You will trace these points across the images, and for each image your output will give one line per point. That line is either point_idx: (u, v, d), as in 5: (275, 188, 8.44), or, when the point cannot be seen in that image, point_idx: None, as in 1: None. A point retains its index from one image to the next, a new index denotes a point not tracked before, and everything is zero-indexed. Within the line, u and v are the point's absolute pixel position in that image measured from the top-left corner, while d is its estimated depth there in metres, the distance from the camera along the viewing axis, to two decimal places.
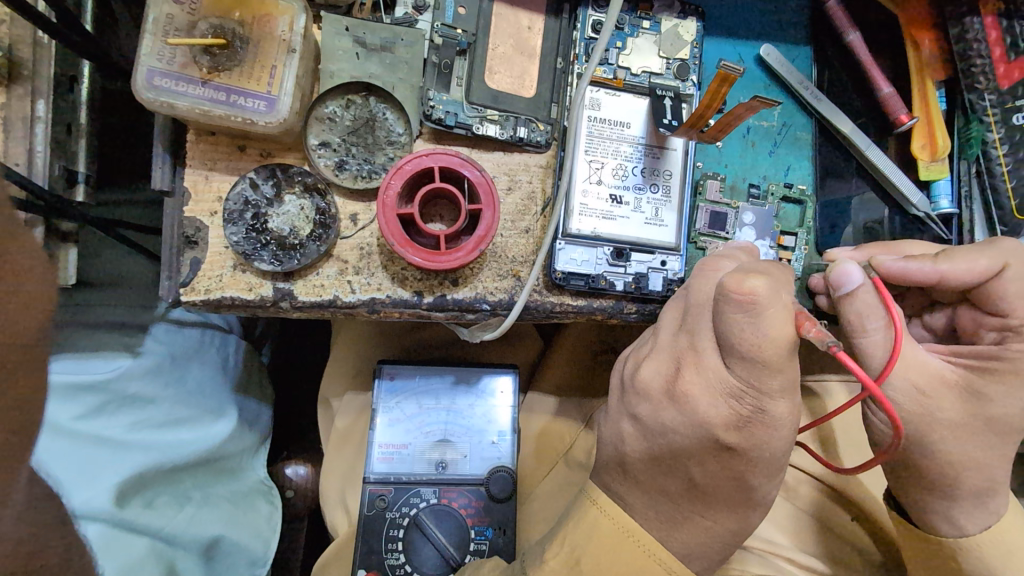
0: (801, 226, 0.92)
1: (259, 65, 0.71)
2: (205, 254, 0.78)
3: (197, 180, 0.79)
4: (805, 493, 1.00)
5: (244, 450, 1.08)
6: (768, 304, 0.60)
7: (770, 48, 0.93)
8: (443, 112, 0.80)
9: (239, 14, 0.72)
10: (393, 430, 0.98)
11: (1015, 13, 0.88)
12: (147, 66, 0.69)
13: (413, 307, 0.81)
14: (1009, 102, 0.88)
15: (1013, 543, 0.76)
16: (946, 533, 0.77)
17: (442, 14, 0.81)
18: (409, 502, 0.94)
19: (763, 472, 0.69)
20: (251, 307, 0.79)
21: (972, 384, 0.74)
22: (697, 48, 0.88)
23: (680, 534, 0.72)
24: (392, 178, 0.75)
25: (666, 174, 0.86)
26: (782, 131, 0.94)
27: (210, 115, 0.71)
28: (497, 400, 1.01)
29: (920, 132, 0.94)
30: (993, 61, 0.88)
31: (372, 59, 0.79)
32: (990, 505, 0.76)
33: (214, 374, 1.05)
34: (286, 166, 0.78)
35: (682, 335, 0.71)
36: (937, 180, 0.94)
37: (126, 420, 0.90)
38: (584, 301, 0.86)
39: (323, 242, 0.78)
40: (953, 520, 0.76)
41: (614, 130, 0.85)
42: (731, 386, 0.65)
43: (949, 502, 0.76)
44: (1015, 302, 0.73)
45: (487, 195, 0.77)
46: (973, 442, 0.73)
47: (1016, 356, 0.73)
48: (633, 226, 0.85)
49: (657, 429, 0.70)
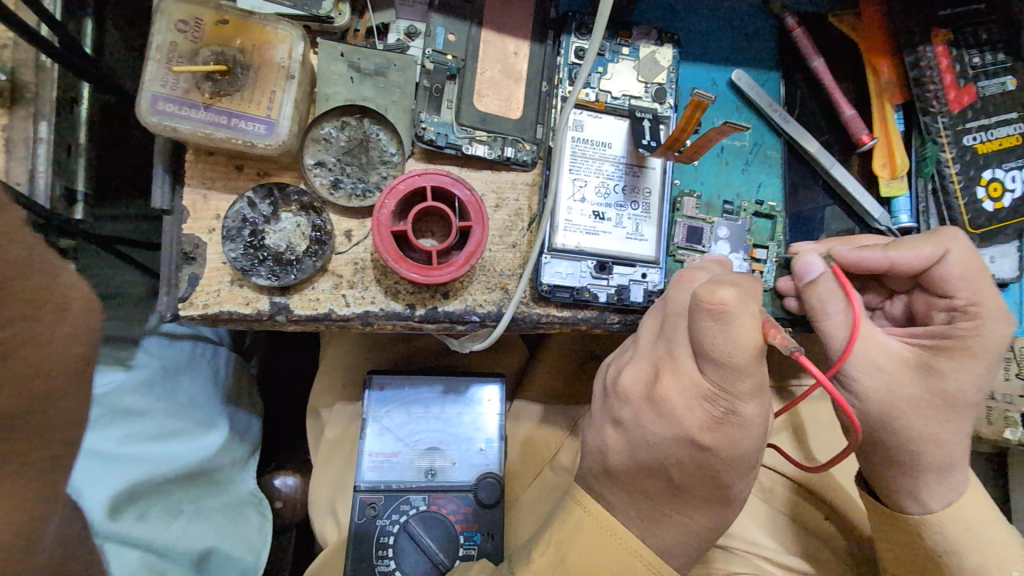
0: (772, 240, 0.98)
1: (258, 90, 0.75)
2: (203, 269, 0.81)
3: (195, 199, 0.81)
4: (780, 493, 1.05)
5: (235, 460, 1.08)
6: (736, 312, 0.64)
7: (741, 73, 0.99)
8: (434, 133, 0.84)
9: (239, 42, 0.75)
10: (383, 439, 1.00)
11: (962, 43, 0.96)
12: (150, 91, 0.73)
13: (405, 319, 0.85)
14: (959, 124, 0.96)
15: (973, 523, 0.82)
16: (913, 512, 0.83)
17: (432, 41, 0.85)
18: (399, 509, 0.97)
19: (735, 470, 0.73)
20: (248, 320, 0.82)
21: (927, 361, 0.81)
22: (673, 73, 0.93)
23: (659, 531, 0.76)
24: (386, 198, 0.78)
25: (645, 192, 0.91)
26: (753, 150, 1.00)
27: (211, 137, 0.74)
28: (485, 408, 1.04)
29: (881, 152, 1.00)
30: (944, 87, 0.96)
31: (366, 82, 0.83)
32: (952, 483, 0.82)
33: (205, 386, 1.05)
34: (283, 185, 0.81)
35: (660, 343, 0.76)
36: (897, 197, 1.00)
37: (119, 433, 0.92)
38: (570, 312, 0.90)
39: (319, 258, 0.81)
40: (921, 499, 0.83)
41: (596, 150, 0.90)
42: (705, 390, 0.70)
43: (915, 481, 0.82)
44: (958, 284, 0.80)
45: (476, 213, 0.81)
46: (930, 427, 0.80)
47: (966, 333, 0.80)
48: (614, 241, 0.90)
49: (638, 435, 0.75)
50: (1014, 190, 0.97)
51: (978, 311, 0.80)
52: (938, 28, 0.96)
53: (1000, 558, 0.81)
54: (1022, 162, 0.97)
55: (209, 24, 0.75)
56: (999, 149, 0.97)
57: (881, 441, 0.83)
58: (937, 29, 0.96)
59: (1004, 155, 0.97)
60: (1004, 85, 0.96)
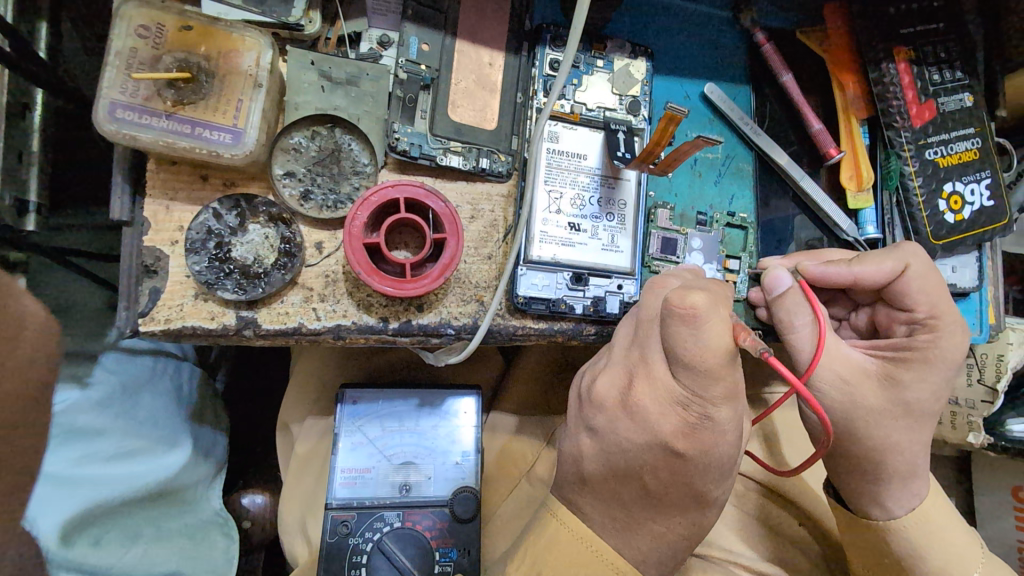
0: (744, 250, 0.99)
1: (225, 98, 0.72)
2: (164, 283, 0.77)
3: (157, 210, 0.78)
4: (753, 499, 1.07)
5: (200, 479, 1.03)
6: (707, 316, 0.64)
7: (713, 86, 1.00)
8: (407, 144, 0.83)
9: (204, 49, 0.73)
10: (355, 454, 0.98)
11: (923, 61, 0.99)
12: (109, 99, 0.69)
13: (379, 333, 0.83)
14: (921, 139, 0.99)
15: (935, 526, 0.83)
16: (877, 516, 0.85)
17: (406, 50, 0.83)
18: (372, 527, 0.94)
19: (709, 479, 0.73)
20: (213, 336, 0.79)
21: (889, 372, 0.83)
22: (647, 86, 0.94)
23: (636, 542, 0.76)
24: (358, 209, 0.77)
25: (621, 203, 0.92)
26: (725, 163, 1.01)
27: (174, 147, 0.71)
28: (461, 421, 1.02)
29: (847, 164, 1.03)
30: (906, 103, 0.99)
31: (337, 91, 0.81)
32: (913, 487, 0.84)
33: (167, 402, 1.01)
34: (250, 196, 0.79)
35: (632, 350, 0.75)
36: (863, 209, 1.03)
37: (72, 455, 0.88)
38: (545, 324, 0.90)
39: (288, 271, 0.79)
40: (884, 504, 0.84)
41: (572, 161, 0.90)
42: (678, 395, 0.69)
43: (878, 487, 0.83)
44: (917, 297, 0.82)
45: (451, 224, 0.80)
46: (896, 433, 0.82)
47: (925, 345, 0.81)
48: (591, 252, 0.90)
49: (614, 445, 0.74)
50: (973, 203, 1.01)
51: (936, 324, 0.82)
52: (900, 46, 0.99)
53: (959, 561, 0.83)
54: (979, 175, 1.01)
55: (173, 29, 0.72)
56: (959, 163, 1.00)
57: (847, 451, 0.84)
58: (899, 46, 0.99)
59: (963, 169, 1.00)
60: (961, 102, 1.00)
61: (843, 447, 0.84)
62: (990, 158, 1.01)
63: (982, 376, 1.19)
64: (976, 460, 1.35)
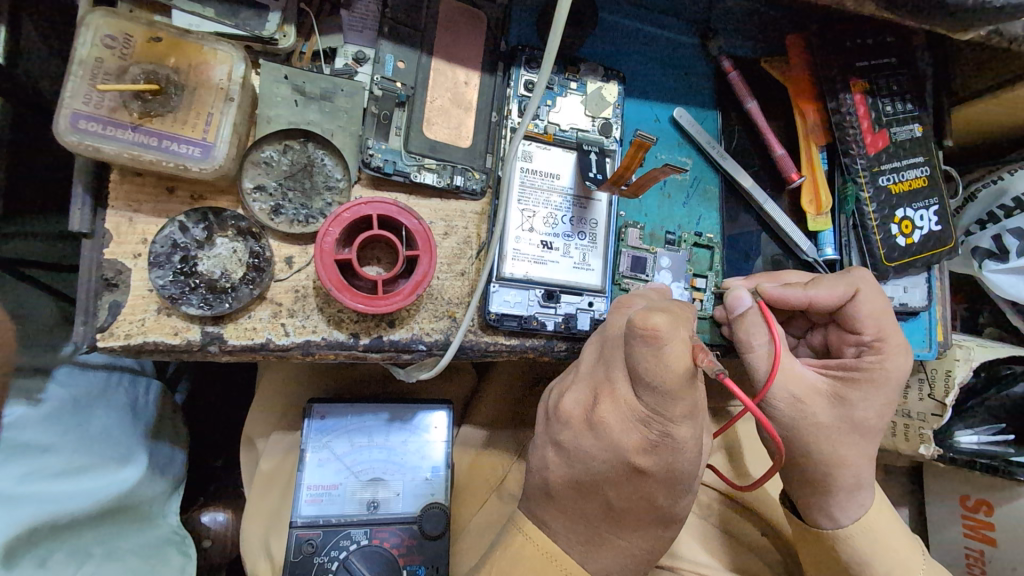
0: (710, 270, 1.02)
1: (194, 112, 0.72)
2: (126, 297, 0.75)
3: (119, 221, 0.76)
4: (717, 509, 1.10)
5: (156, 495, 1.00)
6: (668, 338, 0.65)
7: (682, 111, 1.03)
8: (381, 160, 0.83)
9: (173, 61, 0.72)
10: (322, 470, 0.96)
11: (877, 93, 1.04)
12: (71, 109, 0.68)
13: (349, 349, 0.82)
14: (875, 166, 1.04)
15: (879, 532, 0.87)
16: (825, 526, 0.88)
17: (381, 67, 0.83)
18: (338, 545, 0.92)
19: (672, 492, 0.74)
20: (176, 352, 0.77)
21: (839, 392, 0.86)
22: (619, 109, 0.97)
23: (600, 555, 0.77)
24: (330, 225, 0.76)
25: (592, 223, 0.93)
26: (694, 184, 1.04)
27: (140, 159, 0.70)
28: (431, 436, 1.02)
29: (807, 188, 1.08)
30: (862, 132, 1.04)
31: (311, 107, 0.81)
32: (859, 499, 0.87)
33: (121, 417, 0.97)
34: (219, 210, 0.77)
35: (598, 368, 0.76)
36: (823, 231, 1.08)
37: (19, 470, 0.83)
38: (517, 340, 0.90)
39: (256, 286, 0.77)
40: (831, 514, 0.87)
41: (544, 180, 0.91)
42: (640, 413, 0.70)
43: (826, 499, 0.87)
44: (866, 321, 0.86)
45: (424, 242, 0.79)
46: (845, 448, 0.85)
47: (871, 366, 0.85)
48: (562, 270, 0.91)
49: (581, 461, 0.74)
50: (924, 227, 1.06)
51: (882, 346, 0.86)
52: (855, 77, 1.04)
53: (903, 569, 0.87)
54: (928, 202, 1.06)
55: (141, 41, 0.71)
56: (909, 190, 1.05)
57: (801, 466, 0.86)
58: (855, 78, 1.04)
59: (913, 196, 1.06)
60: (912, 132, 1.05)
61: (798, 460, 0.86)
62: (937, 186, 1.07)
63: (932, 390, 1.24)
64: (928, 470, 1.40)
